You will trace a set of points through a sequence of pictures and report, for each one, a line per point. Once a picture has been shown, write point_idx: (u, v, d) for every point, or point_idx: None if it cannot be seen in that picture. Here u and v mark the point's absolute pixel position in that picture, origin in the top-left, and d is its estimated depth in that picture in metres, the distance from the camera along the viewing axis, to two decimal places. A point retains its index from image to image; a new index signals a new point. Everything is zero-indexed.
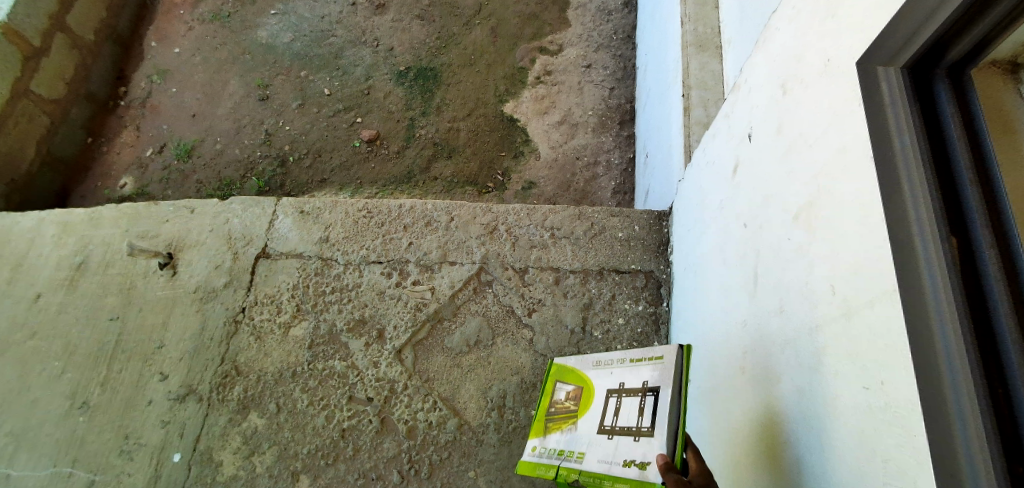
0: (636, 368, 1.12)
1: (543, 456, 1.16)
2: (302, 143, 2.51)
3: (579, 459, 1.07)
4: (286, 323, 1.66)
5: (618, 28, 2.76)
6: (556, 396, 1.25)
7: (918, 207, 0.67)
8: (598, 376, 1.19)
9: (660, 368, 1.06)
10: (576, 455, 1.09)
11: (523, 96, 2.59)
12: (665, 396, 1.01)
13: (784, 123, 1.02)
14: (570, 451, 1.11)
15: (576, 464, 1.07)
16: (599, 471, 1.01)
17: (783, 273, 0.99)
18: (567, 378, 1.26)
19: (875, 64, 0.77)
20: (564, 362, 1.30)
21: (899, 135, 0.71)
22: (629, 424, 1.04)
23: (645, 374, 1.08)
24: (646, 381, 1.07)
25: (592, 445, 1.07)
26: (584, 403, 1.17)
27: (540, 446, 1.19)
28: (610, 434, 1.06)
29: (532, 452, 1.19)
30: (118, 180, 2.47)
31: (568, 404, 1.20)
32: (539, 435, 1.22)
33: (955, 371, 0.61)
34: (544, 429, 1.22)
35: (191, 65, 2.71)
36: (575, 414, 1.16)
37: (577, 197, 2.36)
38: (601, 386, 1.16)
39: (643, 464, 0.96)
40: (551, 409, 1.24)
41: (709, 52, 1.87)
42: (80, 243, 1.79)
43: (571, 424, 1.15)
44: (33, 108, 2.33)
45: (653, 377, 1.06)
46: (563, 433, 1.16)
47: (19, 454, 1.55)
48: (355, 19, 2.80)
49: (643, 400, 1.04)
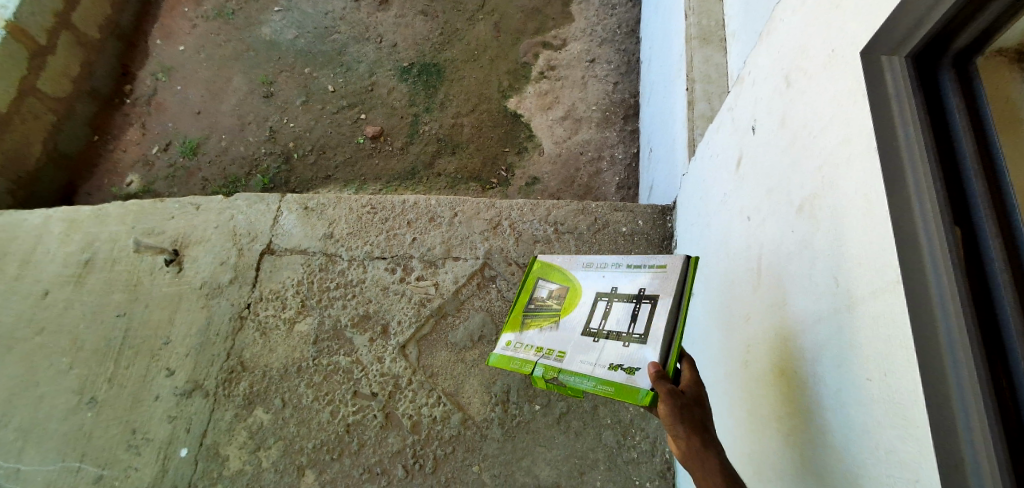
0: (630, 275, 1.17)
1: (519, 352, 1.16)
2: (306, 140, 2.52)
3: (559, 358, 1.10)
4: (291, 318, 1.67)
5: (622, 22, 2.75)
6: (537, 293, 1.25)
7: (922, 200, 0.66)
8: (586, 278, 1.22)
9: (660, 276, 1.11)
10: (557, 353, 1.11)
11: (527, 91, 2.58)
12: (662, 307, 1.06)
13: (788, 113, 1.01)
14: (549, 349, 1.13)
15: (557, 362, 1.09)
16: (582, 371, 1.05)
17: (786, 266, 0.98)
18: (549, 277, 1.26)
19: (879, 54, 0.75)
20: (549, 259, 1.29)
21: (902, 127, 0.70)
22: (619, 329, 1.08)
23: (642, 281, 1.13)
24: (642, 289, 1.12)
25: (576, 345, 1.10)
26: (566, 305, 1.19)
27: (515, 342, 1.19)
28: (597, 337, 1.09)
29: (505, 347, 1.20)
30: (125, 178, 2.48)
31: (552, 302, 1.21)
32: (514, 330, 1.21)
33: (960, 368, 0.61)
34: (520, 325, 1.22)
35: (195, 62, 2.72)
36: (557, 314, 1.18)
37: (581, 192, 2.36)
38: (589, 288, 1.19)
39: (630, 370, 1.00)
40: (530, 305, 1.24)
41: (713, 45, 1.86)
42: (86, 240, 1.80)
43: (553, 322, 1.18)
44: (39, 106, 2.34)
45: (652, 285, 1.11)
46: (543, 330, 1.18)
47: (28, 449, 1.56)
48: (358, 15, 2.80)
49: (637, 308, 1.09)
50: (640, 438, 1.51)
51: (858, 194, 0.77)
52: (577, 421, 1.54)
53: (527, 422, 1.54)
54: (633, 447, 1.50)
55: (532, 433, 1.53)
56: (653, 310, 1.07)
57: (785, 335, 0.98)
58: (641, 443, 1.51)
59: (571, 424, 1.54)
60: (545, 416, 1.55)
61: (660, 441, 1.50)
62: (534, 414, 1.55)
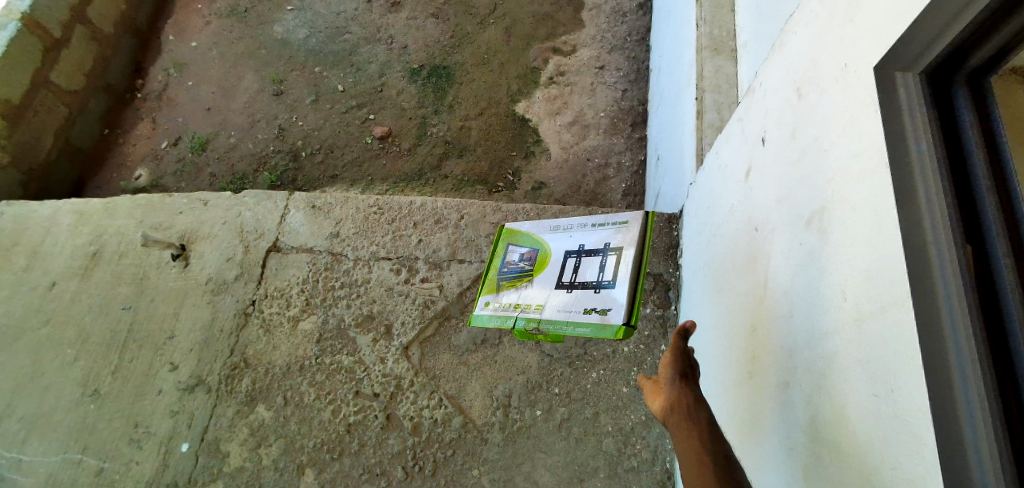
0: (598, 233, 1.33)
1: (501, 310, 1.35)
2: (314, 139, 2.53)
3: (537, 311, 1.28)
4: (296, 316, 1.67)
5: (633, 30, 2.75)
6: (510, 257, 1.42)
7: (933, 214, 0.67)
8: (555, 239, 1.38)
9: (625, 232, 1.28)
10: (534, 307, 1.30)
11: (536, 96, 2.58)
12: (627, 255, 1.24)
13: (798, 127, 1.01)
14: (526, 304, 1.31)
15: (535, 314, 1.28)
16: (560, 319, 1.24)
17: (793, 279, 0.99)
18: (518, 241, 1.43)
19: (892, 70, 0.76)
20: (515, 226, 1.45)
21: (915, 141, 0.71)
22: (589, 279, 1.26)
23: (608, 237, 1.29)
24: (608, 243, 1.28)
25: (550, 298, 1.28)
26: (539, 265, 1.35)
27: (493, 302, 1.37)
28: (569, 289, 1.27)
29: (487, 307, 1.37)
30: (134, 172, 2.50)
31: (523, 265, 1.38)
32: (492, 292, 1.39)
33: (967, 382, 0.61)
34: (496, 287, 1.40)
35: (207, 59, 2.74)
36: (530, 273, 1.35)
37: (587, 198, 2.37)
38: (557, 248, 1.36)
39: (603, 312, 1.20)
40: (502, 269, 1.41)
41: (724, 55, 1.87)
42: (95, 233, 1.81)
43: (527, 282, 1.35)
44: (53, 99, 2.36)
45: (617, 239, 1.28)
46: (520, 289, 1.35)
47: (31, 440, 1.57)
48: (370, 17, 2.80)
49: (605, 258, 1.27)
50: (641, 448, 1.51)
51: (868, 208, 0.77)
52: (578, 427, 1.54)
53: (528, 427, 1.55)
54: (633, 455, 1.50)
55: (532, 439, 1.53)
56: (619, 258, 1.25)
57: (792, 349, 0.97)
58: (642, 451, 1.51)
59: (572, 430, 1.54)
60: (545, 421, 1.55)
61: (661, 451, 1.50)
62: (535, 419, 1.55)
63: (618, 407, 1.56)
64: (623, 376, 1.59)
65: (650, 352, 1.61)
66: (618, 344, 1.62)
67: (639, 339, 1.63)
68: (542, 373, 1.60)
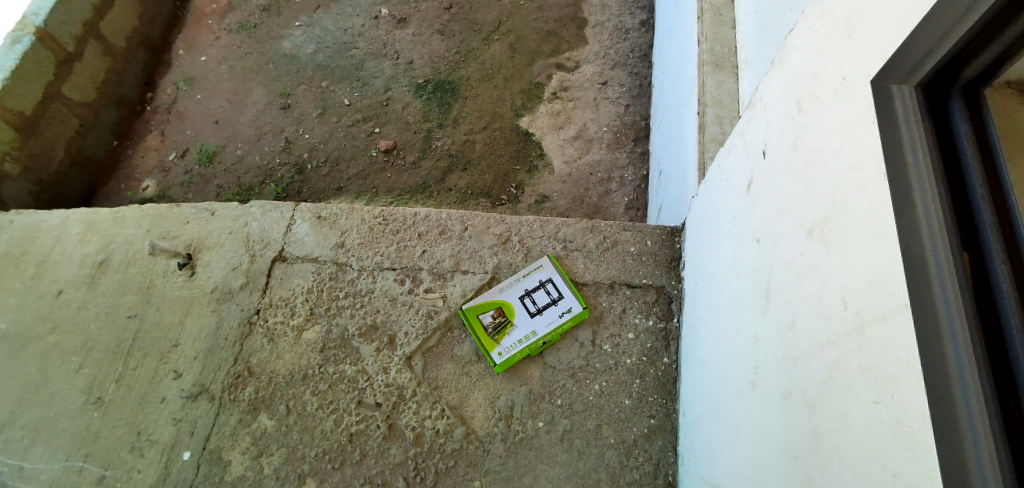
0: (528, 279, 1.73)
1: (513, 349, 1.63)
2: (320, 152, 2.56)
3: (534, 334, 1.65)
4: (300, 326, 1.68)
5: (635, 47, 2.79)
6: (485, 321, 1.66)
7: (930, 221, 0.69)
8: (504, 294, 1.70)
9: (546, 267, 1.72)
10: (530, 334, 1.65)
11: (539, 111, 2.62)
12: (558, 278, 1.71)
13: (799, 139, 1.03)
14: (525, 337, 1.65)
15: (535, 336, 1.65)
16: (552, 327, 1.65)
17: (795, 288, 1.00)
18: (484, 309, 1.68)
19: (888, 82, 0.78)
20: (471, 303, 1.68)
21: (912, 151, 0.73)
22: (547, 301, 1.68)
23: (542, 276, 1.71)
24: (543, 279, 1.71)
25: (537, 324, 1.66)
26: (510, 314, 1.67)
27: (504, 350, 1.63)
28: (539, 313, 1.67)
29: (501, 356, 1.62)
30: (142, 183, 2.54)
31: (498, 320, 1.66)
32: (495, 348, 1.63)
33: (967, 383, 0.62)
34: (493, 343, 1.64)
35: (217, 72, 2.78)
36: (508, 320, 1.66)
37: (589, 212, 2.39)
38: (511, 297, 1.70)
39: (571, 311, 1.67)
40: (488, 330, 1.65)
41: (726, 71, 1.90)
42: (103, 241, 1.83)
43: (513, 326, 1.66)
44: (65, 110, 2.41)
45: (546, 273, 1.72)
46: (511, 335, 1.65)
47: (34, 447, 1.57)
48: (377, 32, 2.84)
49: (547, 286, 1.70)
50: (643, 460, 1.54)
51: (869, 217, 0.78)
52: (580, 440, 1.55)
53: (530, 439, 1.55)
54: (635, 468, 1.53)
55: (534, 451, 1.54)
56: (555, 281, 1.71)
57: (795, 358, 0.98)
58: (644, 464, 1.53)
59: (574, 442, 1.55)
60: (548, 433, 1.56)
61: (662, 463, 1.54)
62: (536, 430, 1.56)
63: (620, 420, 1.57)
64: (625, 388, 1.61)
65: (653, 365, 1.63)
66: (619, 356, 1.64)
67: (642, 351, 1.65)
68: (545, 384, 1.61)
